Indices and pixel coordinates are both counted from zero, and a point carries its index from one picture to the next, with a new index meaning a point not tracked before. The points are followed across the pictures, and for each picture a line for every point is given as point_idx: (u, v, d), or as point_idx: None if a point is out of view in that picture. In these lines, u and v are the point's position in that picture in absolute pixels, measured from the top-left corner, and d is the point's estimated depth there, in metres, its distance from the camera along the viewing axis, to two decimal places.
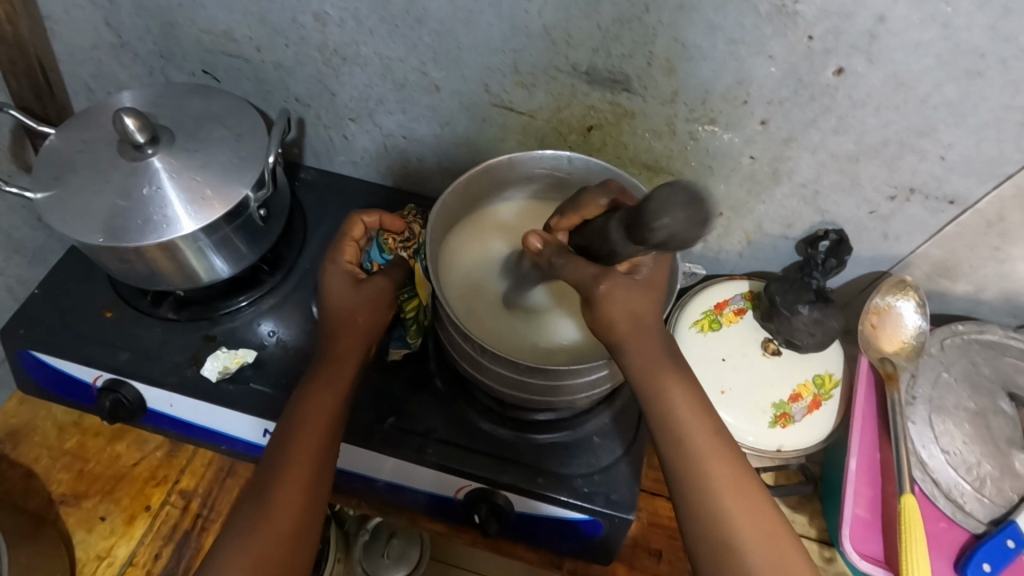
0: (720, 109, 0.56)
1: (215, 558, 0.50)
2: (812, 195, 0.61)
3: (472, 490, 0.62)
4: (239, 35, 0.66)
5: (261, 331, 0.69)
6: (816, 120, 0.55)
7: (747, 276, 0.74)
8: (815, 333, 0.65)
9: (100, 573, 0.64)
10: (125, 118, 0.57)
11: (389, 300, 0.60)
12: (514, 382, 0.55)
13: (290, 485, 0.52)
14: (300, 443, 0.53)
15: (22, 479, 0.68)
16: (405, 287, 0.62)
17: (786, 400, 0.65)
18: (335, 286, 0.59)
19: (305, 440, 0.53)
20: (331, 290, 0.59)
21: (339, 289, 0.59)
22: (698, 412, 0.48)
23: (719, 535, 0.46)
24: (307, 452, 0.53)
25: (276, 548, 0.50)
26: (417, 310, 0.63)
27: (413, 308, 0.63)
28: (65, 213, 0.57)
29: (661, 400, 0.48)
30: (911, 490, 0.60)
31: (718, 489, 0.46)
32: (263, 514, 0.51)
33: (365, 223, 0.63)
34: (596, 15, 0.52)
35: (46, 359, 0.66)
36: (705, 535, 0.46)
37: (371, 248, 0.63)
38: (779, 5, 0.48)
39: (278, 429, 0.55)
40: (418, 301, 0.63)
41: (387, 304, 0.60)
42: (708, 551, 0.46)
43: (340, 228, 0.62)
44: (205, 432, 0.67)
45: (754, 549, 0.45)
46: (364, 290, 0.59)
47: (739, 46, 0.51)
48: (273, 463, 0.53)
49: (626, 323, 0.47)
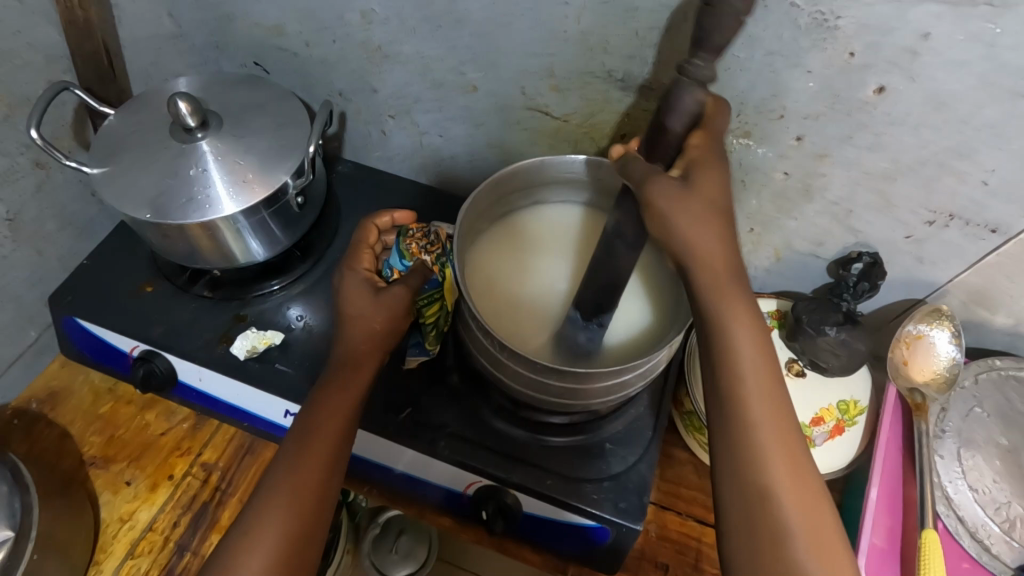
0: (754, 121, 0.56)
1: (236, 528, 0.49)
2: (845, 214, 0.60)
3: (481, 485, 0.63)
4: (289, 30, 0.68)
5: (290, 315, 0.71)
6: (852, 137, 0.54)
7: (774, 294, 0.73)
8: (840, 355, 0.63)
9: (121, 536, 0.67)
10: (178, 102, 0.60)
11: (401, 314, 0.59)
12: (531, 381, 0.54)
13: (312, 461, 0.51)
14: (319, 437, 0.52)
15: (57, 439, 0.71)
16: (423, 294, 0.62)
17: (806, 423, 0.63)
18: (352, 294, 0.59)
19: (324, 433, 0.53)
20: (349, 293, 0.60)
21: (358, 295, 0.59)
22: (755, 344, 0.42)
23: (755, 489, 0.40)
24: (328, 433, 0.53)
25: (300, 524, 0.49)
26: (437, 315, 0.63)
27: (433, 313, 0.63)
28: (116, 189, 0.61)
29: (715, 329, 0.43)
30: (933, 525, 0.58)
31: (759, 436, 0.41)
32: (281, 504, 0.49)
33: (379, 229, 0.64)
34: (633, 22, 0.53)
35: (89, 327, 0.69)
36: (743, 488, 0.40)
37: (391, 256, 0.63)
38: (820, 18, 0.47)
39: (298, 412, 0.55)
40: (439, 305, 0.63)
41: (404, 309, 0.59)
42: (743, 504, 0.40)
43: (356, 235, 0.63)
44: (229, 408, 0.69)
45: (792, 500, 0.39)
46: (382, 296, 0.59)
47: (776, 59, 0.51)
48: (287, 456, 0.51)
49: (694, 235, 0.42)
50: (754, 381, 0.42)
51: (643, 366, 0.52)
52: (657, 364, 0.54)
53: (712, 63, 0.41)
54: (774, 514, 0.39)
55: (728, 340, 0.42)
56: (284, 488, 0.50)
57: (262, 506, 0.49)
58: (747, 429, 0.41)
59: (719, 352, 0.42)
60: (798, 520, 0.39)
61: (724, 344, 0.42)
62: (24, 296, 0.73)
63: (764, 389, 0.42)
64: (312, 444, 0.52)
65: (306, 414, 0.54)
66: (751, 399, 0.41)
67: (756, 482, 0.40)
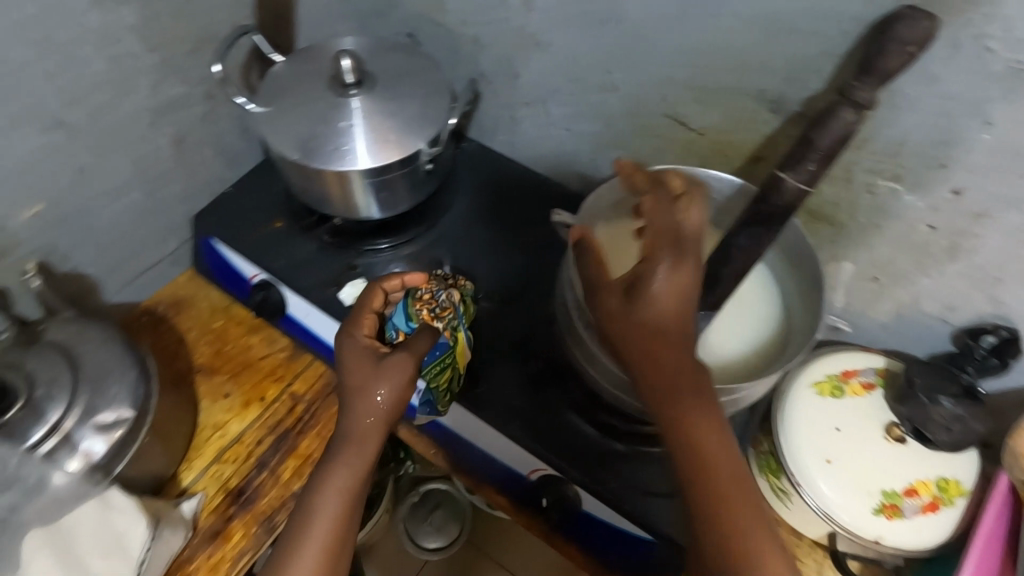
0: (909, 166, 0.53)
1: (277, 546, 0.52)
2: (989, 281, 0.56)
3: (545, 474, 0.64)
4: (450, 7, 0.72)
5: (393, 275, 0.74)
6: (1020, 200, 0.50)
7: (884, 350, 0.69)
8: (952, 430, 0.58)
9: (212, 440, 0.73)
10: (343, 59, 0.65)
11: (409, 376, 0.56)
12: (621, 382, 0.55)
13: (332, 496, 0.52)
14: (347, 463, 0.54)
15: (175, 342, 0.79)
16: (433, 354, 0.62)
17: (898, 491, 0.60)
18: (345, 362, 0.57)
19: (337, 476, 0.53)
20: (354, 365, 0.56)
21: (352, 358, 0.57)
22: (711, 435, 0.45)
23: None
24: (350, 468, 0.54)
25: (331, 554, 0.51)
26: (449, 380, 0.63)
27: (445, 378, 0.63)
28: (274, 128, 0.66)
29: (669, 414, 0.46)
30: None
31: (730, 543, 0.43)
32: (326, 513, 0.52)
33: (386, 290, 0.62)
34: (802, 44, 0.52)
35: (221, 249, 0.77)
36: None
37: (395, 316, 0.63)
38: (1016, 67, 0.44)
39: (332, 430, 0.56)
40: (450, 370, 0.63)
41: (407, 379, 0.56)
42: None
43: (359, 300, 0.61)
44: (326, 347, 0.75)
45: None
46: (384, 364, 0.56)
47: (952, 103, 0.48)
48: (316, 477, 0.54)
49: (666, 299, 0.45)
50: (726, 482, 0.45)
51: (739, 391, 0.51)
52: (752, 393, 0.53)
53: (875, 87, 0.46)
54: None
55: (679, 417, 0.46)
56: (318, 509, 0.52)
57: (304, 517, 0.52)
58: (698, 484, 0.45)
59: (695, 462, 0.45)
60: None
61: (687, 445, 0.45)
62: (173, 211, 0.80)
63: (706, 448, 0.45)
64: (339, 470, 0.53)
65: (339, 439, 0.55)
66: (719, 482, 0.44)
67: None
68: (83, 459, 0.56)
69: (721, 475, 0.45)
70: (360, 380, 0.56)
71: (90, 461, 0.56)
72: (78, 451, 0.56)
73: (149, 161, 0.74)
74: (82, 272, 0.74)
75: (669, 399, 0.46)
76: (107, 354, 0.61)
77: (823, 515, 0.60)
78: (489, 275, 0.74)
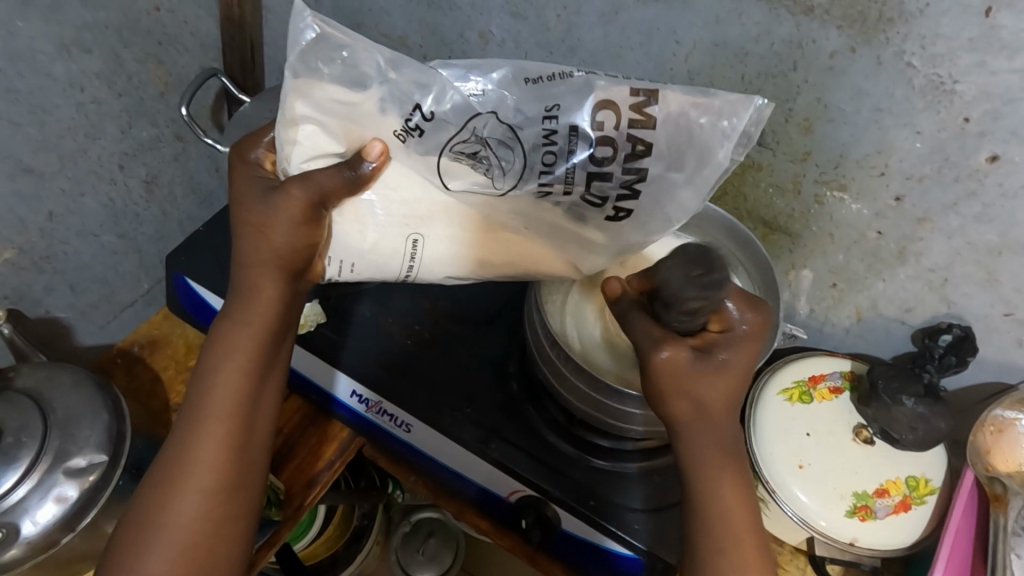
0: (853, 175, 0.56)
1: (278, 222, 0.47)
2: (941, 282, 0.59)
3: (524, 494, 0.62)
4: (412, 42, 0.72)
5: (363, 310, 0.71)
6: (958, 204, 0.53)
7: (850, 354, 0.70)
8: (918, 430, 0.60)
9: None
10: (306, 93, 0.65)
11: (264, 239, 0.48)
12: (589, 400, 0.59)
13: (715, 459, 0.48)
14: (227, 371, 0.49)
15: (151, 381, 0.77)
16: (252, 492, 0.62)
17: (869, 492, 0.60)
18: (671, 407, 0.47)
19: (221, 407, 0.49)
20: (230, 168, 0.52)
21: (242, 180, 0.51)
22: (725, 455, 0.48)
23: (709, 509, 0.48)
24: (694, 432, 0.48)
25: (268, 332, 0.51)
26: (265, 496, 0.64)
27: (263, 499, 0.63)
28: None
29: (698, 466, 0.48)
30: None
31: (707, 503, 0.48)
32: (704, 426, 0.48)
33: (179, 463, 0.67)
34: (742, 65, 0.55)
35: (194, 286, 0.71)
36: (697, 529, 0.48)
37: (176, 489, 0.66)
38: (936, 80, 0.48)
39: (253, 221, 0.49)
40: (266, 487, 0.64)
41: (700, 376, 0.47)
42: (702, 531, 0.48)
43: None
44: (299, 378, 0.71)
45: (727, 513, 0.47)
46: (274, 199, 0.48)
47: (886, 116, 0.51)
48: (179, 440, 0.48)
49: (709, 383, 0.47)
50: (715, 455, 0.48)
51: None
52: None
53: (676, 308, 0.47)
54: (716, 530, 0.47)
55: (713, 482, 0.48)
56: (219, 520, 0.47)
57: (256, 234, 0.49)
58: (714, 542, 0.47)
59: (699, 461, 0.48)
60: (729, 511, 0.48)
61: (701, 467, 0.48)
62: (145, 250, 0.81)
63: (735, 489, 0.48)
64: (230, 357, 0.50)
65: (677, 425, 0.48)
66: (722, 500, 0.48)
67: (705, 515, 0.48)
68: (54, 505, 0.55)
69: (728, 523, 0.47)
70: (257, 209, 0.48)
71: (63, 507, 0.56)
72: (49, 496, 0.55)
73: (120, 204, 0.74)
74: (55, 315, 0.75)
75: (704, 386, 0.47)
76: (77, 397, 0.61)
77: (804, 524, 0.60)
78: (465, 296, 0.73)
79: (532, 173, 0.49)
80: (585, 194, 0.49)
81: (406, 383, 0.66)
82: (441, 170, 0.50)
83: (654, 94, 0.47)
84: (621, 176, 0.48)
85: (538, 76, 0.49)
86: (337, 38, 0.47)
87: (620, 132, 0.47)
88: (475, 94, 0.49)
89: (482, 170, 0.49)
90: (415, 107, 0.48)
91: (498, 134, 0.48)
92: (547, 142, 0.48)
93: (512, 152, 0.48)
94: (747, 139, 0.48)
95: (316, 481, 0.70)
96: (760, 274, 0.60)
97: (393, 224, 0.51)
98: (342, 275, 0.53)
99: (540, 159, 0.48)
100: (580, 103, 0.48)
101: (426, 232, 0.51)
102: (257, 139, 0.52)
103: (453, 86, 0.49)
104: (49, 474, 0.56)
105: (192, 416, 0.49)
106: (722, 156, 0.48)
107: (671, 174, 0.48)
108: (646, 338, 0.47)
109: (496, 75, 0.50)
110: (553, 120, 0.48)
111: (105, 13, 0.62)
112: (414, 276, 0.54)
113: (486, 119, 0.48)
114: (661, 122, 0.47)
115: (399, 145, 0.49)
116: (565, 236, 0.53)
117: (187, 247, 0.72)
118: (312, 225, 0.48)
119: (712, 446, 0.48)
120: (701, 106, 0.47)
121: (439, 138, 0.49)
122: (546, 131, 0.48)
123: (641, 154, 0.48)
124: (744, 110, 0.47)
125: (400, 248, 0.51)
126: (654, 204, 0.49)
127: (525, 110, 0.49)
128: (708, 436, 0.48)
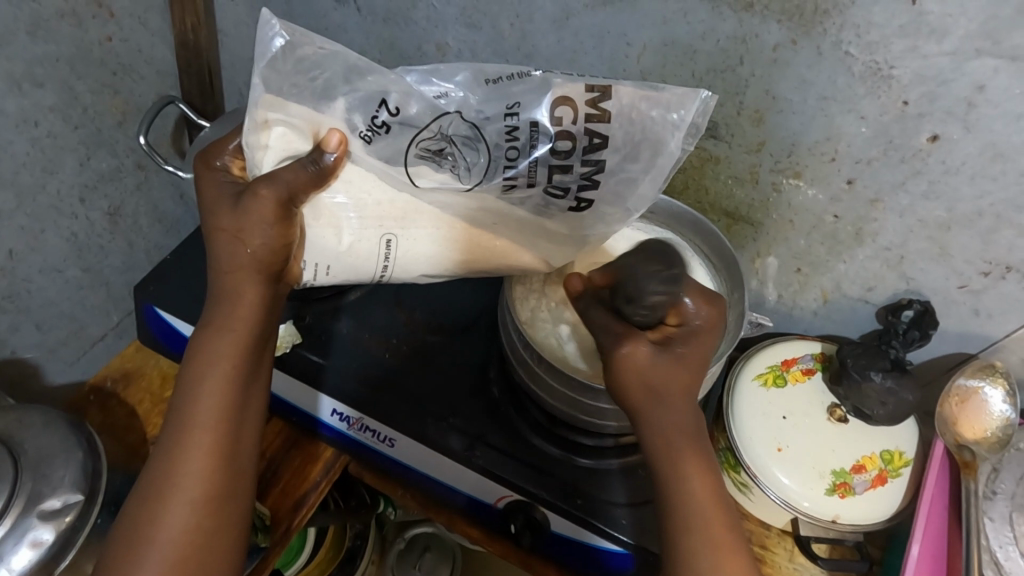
0: (806, 162, 0.58)
1: (251, 225, 0.47)
2: (898, 260, 0.61)
3: (512, 499, 0.62)
4: (369, 58, 0.72)
5: (339, 326, 0.71)
6: (906, 183, 0.55)
7: (820, 336, 0.72)
8: (887, 404, 0.62)
9: None
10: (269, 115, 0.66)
11: (241, 244, 0.48)
12: (564, 399, 0.60)
13: (676, 438, 0.49)
14: (207, 379, 0.49)
15: (126, 416, 0.76)
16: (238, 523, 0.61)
17: (846, 469, 0.62)
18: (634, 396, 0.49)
19: (205, 414, 0.48)
20: (197, 174, 0.51)
21: (210, 185, 0.50)
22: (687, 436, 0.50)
23: (674, 490, 0.48)
24: (659, 418, 0.49)
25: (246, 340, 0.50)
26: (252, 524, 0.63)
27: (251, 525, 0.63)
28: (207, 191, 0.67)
29: (656, 444, 0.49)
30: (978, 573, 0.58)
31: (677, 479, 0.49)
32: (666, 414, 0.49)
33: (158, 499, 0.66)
34: (691, 63, 0.56)
35: (164, 315, 0.70)
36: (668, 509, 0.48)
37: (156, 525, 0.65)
38: (874, 66, 0.50)
39: (224, 226, 0.48)
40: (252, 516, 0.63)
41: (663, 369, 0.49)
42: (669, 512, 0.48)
43: None
44: (279, 402, 0.71)
45: (698, 491, 0.48)
46: (243, 201, 0.47)
47: (830, 103, 0.53)
48: (165, 453, 0.48)
49: (659, 370, 0.49)
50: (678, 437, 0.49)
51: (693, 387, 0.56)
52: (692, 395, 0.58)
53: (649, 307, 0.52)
54: (683, 510, 0.48)
55: (674, 463, 0.49)
56: (210, 530, 0.47)
57: (229, 238, 0.48)
58: (692, 534, 0.47)
59: (662, 445, 0.49)
60: (695, 491, 0.48)
61: (664, 445, 0.49)
62: (113, 282, 0.79)
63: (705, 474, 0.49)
64: (215, 366, 0.49)
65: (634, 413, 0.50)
66: (689, 480, 0.48)
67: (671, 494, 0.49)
68: (30, 550, 0.54)
69: (697, 501, 0.48)
70: (229, 213, 0.47)
71: (40, 551, 0.54)
72: (23, 541, 0.54)
73: (83, 237, 0.73)
74: (22, 355, 0.73)
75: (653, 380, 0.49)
76: (49, 437, 0.60)
77: (788, 506, 0.61)
78: (441, 305, 0.74)
79: (496, 169, 0.50)
80: (548, 188, 0.50)
81: (386, 396, 0.66)
82: (411, 171, 0.50)
83: (607, 90, 0.48)
84: (580, 169, 0.49)
85: (497, 77, 0.51)
86: (304, 45, 0.48)
87: (578, 126, 0.48)
88: (440, 96, 0.50)
89: (450, 166, 0.50)
90: (381, 103, 0.49)
91: (463, 132, 0.49)
92: (510, 138, 0.49)
93: (475, 149, 0.49)
94: (696, 129, 0.49)
95: (302, 504, 0.69)
96: (724, 262, 0.62)
97: (367, 226, 0.51)
98: (318, 278, 0.53)
99: (503, 154, 0.49)
100: (539, 100, 0.49)
101: (400, 233, 0.52)
102: (223, 146, 0.52)
103: (418, 91, 0.49)
104: (21, 519, 0.54)
105: (177, 428, 0.48)
106: (675, 147, 0.49)
107: (626, 165, 0.50)
108: (612, 339, 0.50)
109: (459, 77, 0.51)
110: (515, 117, 0.49)
111: (56, 46, 0.62)
112: (389, 275, 0.55)
113: (452, 117, 0.49)
114: (616, 116, 0.48)
115: (365, 146, 0.49)
116: (535, 230, 0.54)
117: (156, 277, 0.71)
118: (286, 227, 0.48)
119: (673, 431, 0.49)
120: (649, 96, 0.48)
121: (405, 138, 0.49)
122: (508, 129, 0.49)
123: (599, 146, 0.49)
124: (690, 102, 0.48)
125: (376, 250, 0.52)
126: (617, 197, 0.51)
127: (486, 109, 0.50)
128: (669, 419, 0.49)
